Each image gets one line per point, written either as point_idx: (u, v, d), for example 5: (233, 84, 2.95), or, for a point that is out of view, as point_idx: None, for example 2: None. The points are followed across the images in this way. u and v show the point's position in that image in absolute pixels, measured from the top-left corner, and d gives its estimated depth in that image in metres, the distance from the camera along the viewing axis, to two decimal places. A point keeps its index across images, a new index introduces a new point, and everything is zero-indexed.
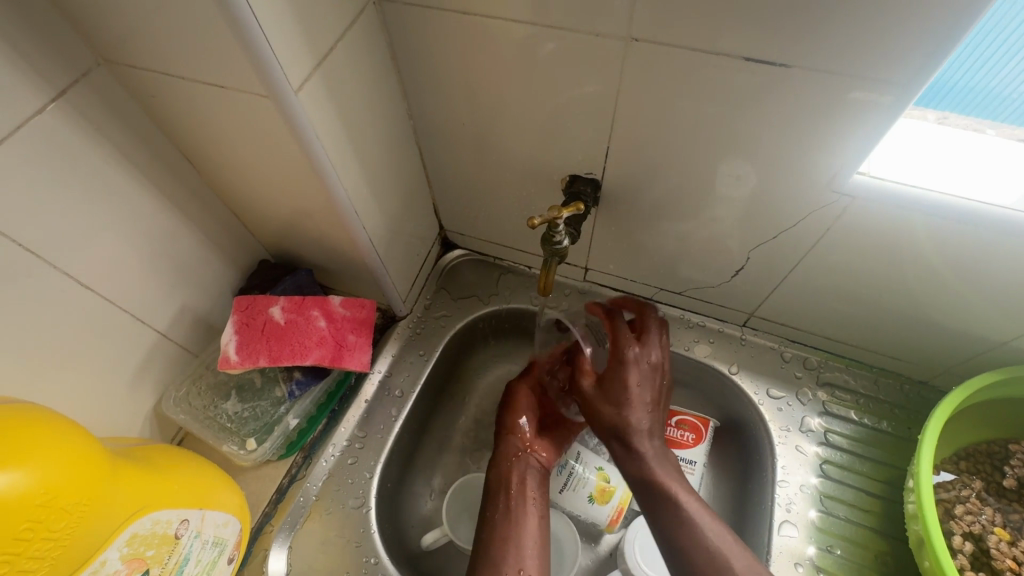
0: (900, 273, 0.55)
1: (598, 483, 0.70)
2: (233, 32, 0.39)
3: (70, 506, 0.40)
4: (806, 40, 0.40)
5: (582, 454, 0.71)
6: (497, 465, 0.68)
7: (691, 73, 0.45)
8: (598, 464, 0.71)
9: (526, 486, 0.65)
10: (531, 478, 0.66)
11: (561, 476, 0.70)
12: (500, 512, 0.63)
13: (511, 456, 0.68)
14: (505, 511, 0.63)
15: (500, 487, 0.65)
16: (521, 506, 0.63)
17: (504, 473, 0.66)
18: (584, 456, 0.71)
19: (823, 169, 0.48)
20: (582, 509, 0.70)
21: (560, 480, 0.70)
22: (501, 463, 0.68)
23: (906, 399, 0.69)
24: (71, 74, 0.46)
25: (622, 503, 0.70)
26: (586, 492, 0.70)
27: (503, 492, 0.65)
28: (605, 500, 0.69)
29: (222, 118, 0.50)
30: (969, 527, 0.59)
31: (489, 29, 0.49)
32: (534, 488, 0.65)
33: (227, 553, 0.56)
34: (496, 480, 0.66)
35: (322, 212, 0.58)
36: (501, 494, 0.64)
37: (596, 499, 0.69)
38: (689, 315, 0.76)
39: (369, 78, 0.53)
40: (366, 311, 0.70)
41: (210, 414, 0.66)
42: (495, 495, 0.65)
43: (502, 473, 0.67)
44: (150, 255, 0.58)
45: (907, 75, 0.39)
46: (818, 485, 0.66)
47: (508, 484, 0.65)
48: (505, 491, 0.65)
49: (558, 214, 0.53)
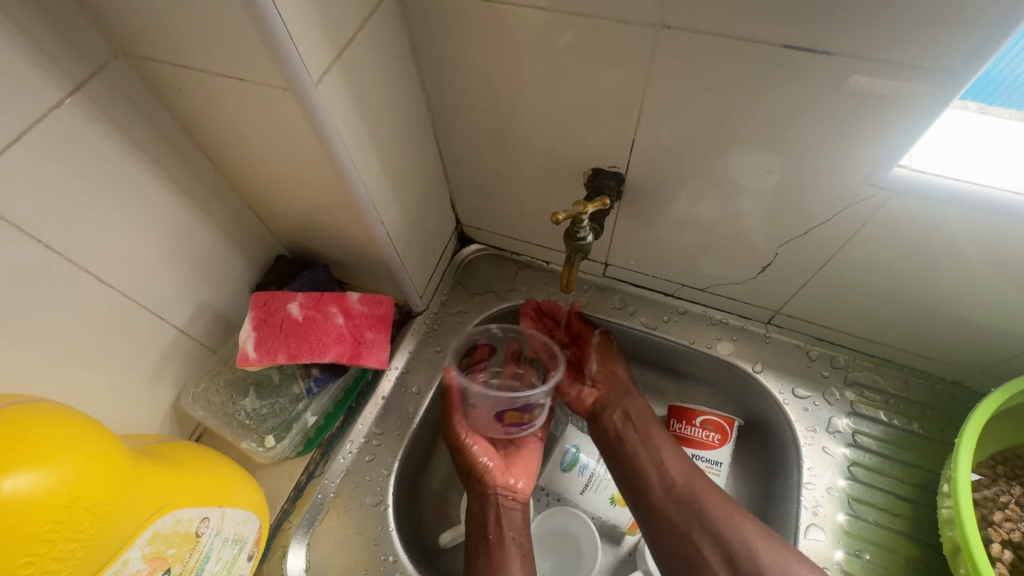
0: (937, 272, 0.53)
1: None
2: (252, 23, 0.38)
3: (93, 506, 0.39)
4: (851, 25, 0.38)
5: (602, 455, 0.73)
6: (474, 514, 0.67)
7: (726, 61, 0.43)
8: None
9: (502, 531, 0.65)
10: (507, 522, 0.66)
11: (582, 477, 0.71)
12: (483, 561, 0.62)
13: (484, 501, 0.67)
14: (488, 560, 0.62)
15: (478, 538, 0.65)
16: (502, 553, 0.63)
17: (479, 519, 0.66)
18: None
19: (860, 163, 0.46)
20: (602, 509, 0.71)
21: (582, 480, 0.71)
22: (476, 509, 0.67)
23: (938, 400, 0.67)
24: (87, 66, 0.45)
25: None
26: (607, 493, 0.71)
27: (482, 540, 0.64)
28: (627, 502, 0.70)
29: (239, 111, 0.49)
30: (1008, 535, 0.57)
31: (512, 18, 0.47)
32: (516, 530, 0.65)
33: (247, 550, 0.56)
34: (473, 528, 0.66)
35: (339, 207, 0.57)
36: (480, 542, 0.64)
37: (617, 501, 0.70)
38: (712, 312, 0.75)
39: (387, 68, 0.52)
40: (384, 308, 0.69)
41: (229, 411, 0.66)
42: (475, 545, 0.64)
43: (479, 522, 0.66)
44: (168, 251, 0.57)
45: (960, 63, 0.37)
46: (846, 488, 0.65)
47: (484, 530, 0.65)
48: (483, 538, 0.64)
49: (583, 209, 0.52)
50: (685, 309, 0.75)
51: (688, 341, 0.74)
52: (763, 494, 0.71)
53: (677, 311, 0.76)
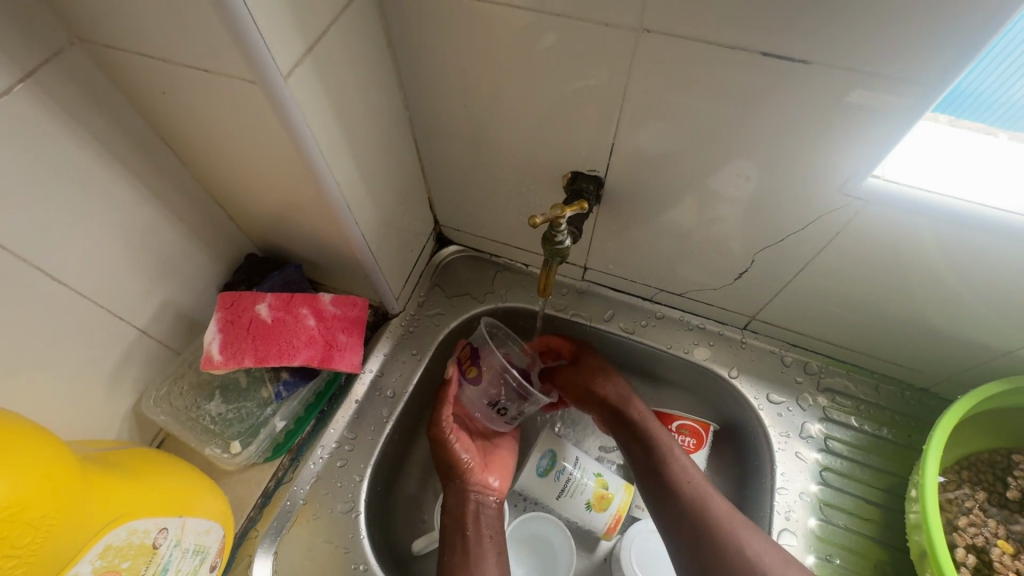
0: (908, 281, 0.54)
1: (596, 490, 0.69)
2: (218, 12, 0.36)
3: (36, 520, 0.37)
4: (828, 36, 0.38)
5: (579, 460, 0.70)
6: (448, 508, 0.65)
7: (704, 67, 0.43)
8: (596, 471, 0.69)
9: (480, 525, 0.64)
10: (484, 518, 0.65)
11: (559, 482, 0.68)
12: (460, 557, 0.60)
13: (463, 495, 0.65)
14: (464, 556, 0.61)
15: (455, 531, 0.63)
16: (479, 548, 0.62)
17: (457, 513, 0.64)
18: (582, 461, 0.70)
19: (835, 172, 0.47)
20: (579, 514, 0.69)
21: (558, 485, 0.68)
22: (452, 504, 0.65)
23: (907, 406, 0.68)
24: (41, 52, 0.43)
25: (620, 510, 0.69)
26: (584, 499, 0.68)
27: (458, 535, 0.62)
28: (603, 507, 0.68)
29: (205, 104, 0.47)
30: (972, 539, 0.59)
31: (490, 15, 0.46)
32: (490, 523, 0.65)
33: (209, 561, 0.54)
34: (450, 522, 0.64)
35: (312, 205, 0.55)
36: (457, 537, 0.62)
37: (594, 506, 0.68)
38: (689, 317, 0.75)
39: (363, 64, 0.50)
40: (358, 310, 0.67)
41: (192, 416, 0.63)
42: (451, 537, 0.62)
43: (455, 514, 0.64)
44: (129, 248, 0.55)
45: (932, 77, 0.37)
46: (817, 493, 0.65)
47: (463, 525, 0.63)
48: (461, 532, 0.63)
49: (560, 213, 0.51)
50: (662, 314, 0.76)
51: (665, 346, 0.74)
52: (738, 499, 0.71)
53: (655, 315, 0.76)
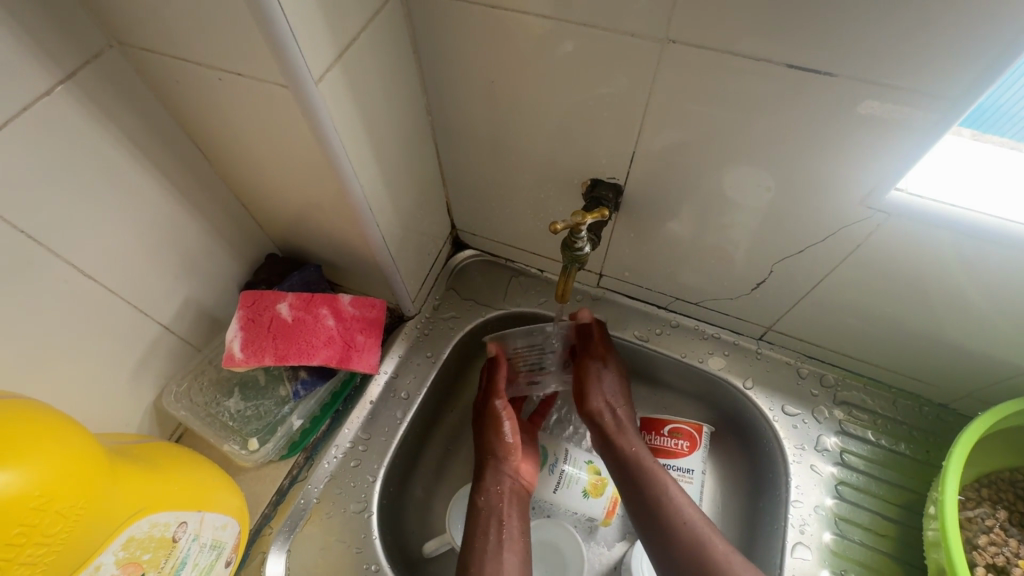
0: (928, 295, 0.54)
1: (590, 478, 0.69)
2: (255, 18, 0.37)
3: (65, 509, 0.38)
4: (852, 50, 0.38)
5: (569, 452, 0.70)
6: (485, 492, 0.65)
7: (727, 79, 0.43)
8: (587, 458, 0.70)
9: (513, 514, 0.64)
10: (516, 504, 0.65)
11: (553, 476, 0.69)
12: (493, 546, 0.61)
13: (501, 480, 0.66)
14: (497, 544, 0.61)
15: (489, 518, 0.63)
16: (510, 538, 0.62)
17: (495, 499, 0.65)
18: (571, 453, 0.70)
19: (858, 184, 0.46)
20: (576, 504, 0.68)
21: (552, 480, 0.69)
22: (489, 487, 0.65)
23: (925, 422, 0.68)
24: (80, 54, 0.44)
25: (617, 493, 0.68)
26: (580, 487, 0.68)
27: (494, 522, 0.63)
28: (599, 493, 0.68)
29: (235, 107, 0.48)
30: (992, 559, 0.58)
31: (515, 25, 0.47)
32: (520, 513, 0.65)
33: (225, 556, 0.54)
34: (485, 507, 0.64)
35: (334, 208, 0.56)
36: (493, 527, 0.62)
37: (591, 493, 0.68)
38: (704, 326, 0.75)
39: (389, 70, 0.51)
40: (376, 312, 0.68)
41: (212, 412, 0.64)
42: (484, 526, 0.62)
43: (492, 500, 0.64)
44: (156, 246, 0.56)
45: (959, 92, 0.37)
46: (833, 507, 0.65)
47: (499, 512, 0.63)
48: (496, 521, 0.63)
49: (581, 220, 0.51)
50: (677, 322, 0.75)
51: (679, 355, 0.74)
52: (750, 511, 0.70)
53: (670, 323, 0.76)
